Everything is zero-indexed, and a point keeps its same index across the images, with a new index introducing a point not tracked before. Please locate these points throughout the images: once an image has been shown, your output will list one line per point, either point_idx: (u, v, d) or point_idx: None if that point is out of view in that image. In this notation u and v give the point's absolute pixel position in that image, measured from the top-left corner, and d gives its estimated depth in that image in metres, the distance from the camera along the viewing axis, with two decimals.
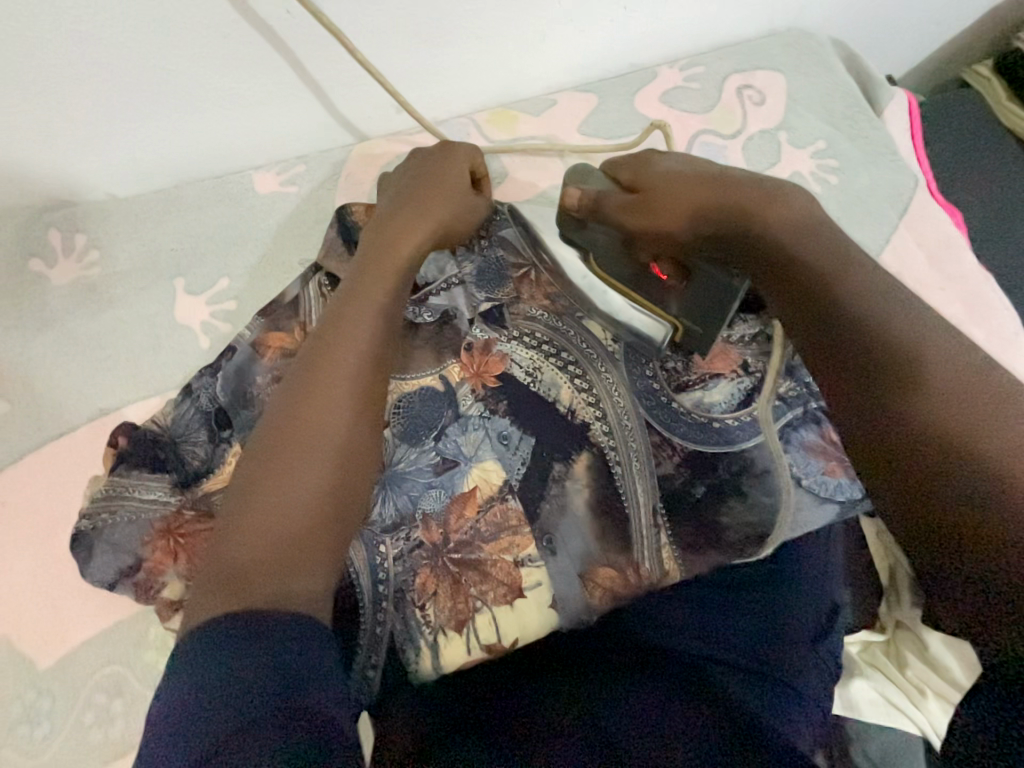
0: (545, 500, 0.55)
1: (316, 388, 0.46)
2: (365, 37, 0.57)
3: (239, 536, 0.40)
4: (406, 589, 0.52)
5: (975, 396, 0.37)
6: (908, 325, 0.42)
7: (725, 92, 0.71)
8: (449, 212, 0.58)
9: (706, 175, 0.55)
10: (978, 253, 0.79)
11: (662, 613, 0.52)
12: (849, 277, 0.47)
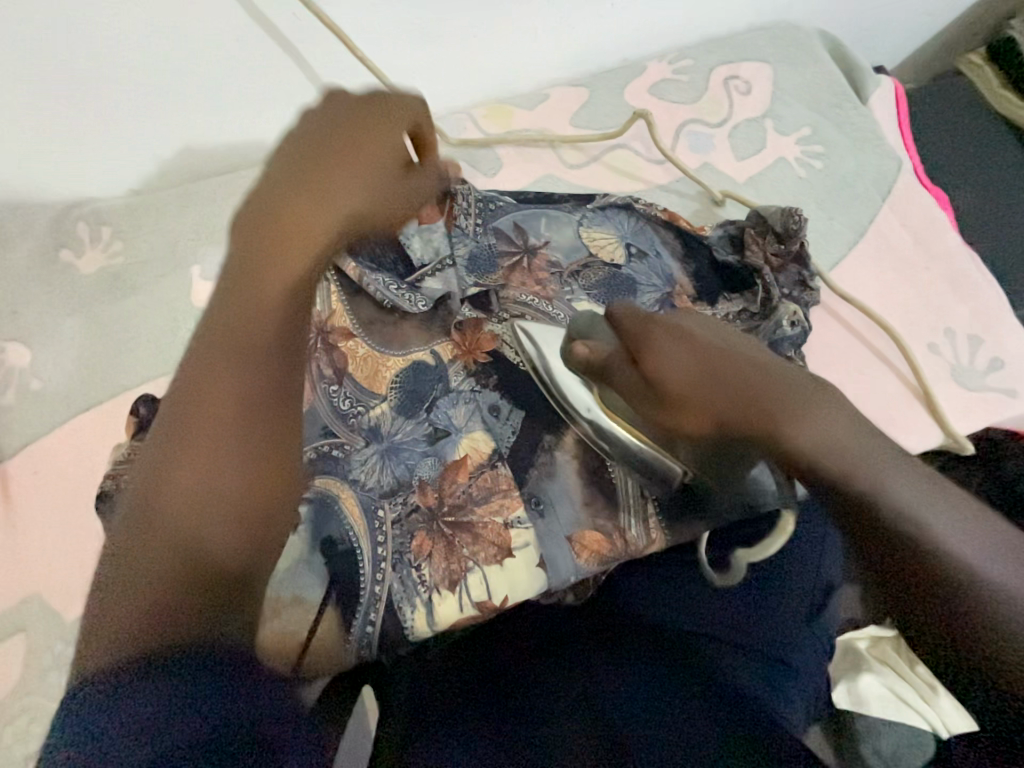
0: (533, 467, 0.57)
1: (204, 390, 0.37)
2: (366, 35, 0.61)
3: (106, 597, 0.31)
4: (403, 552, 0.55)
5: (991, 535, 0.35)
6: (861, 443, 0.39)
7: (713, 83, 0.74)
8: (369, 189, 0.44)
9: (699, 349, 0.49)
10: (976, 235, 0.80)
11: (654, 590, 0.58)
12: (815, 399, 0.42)
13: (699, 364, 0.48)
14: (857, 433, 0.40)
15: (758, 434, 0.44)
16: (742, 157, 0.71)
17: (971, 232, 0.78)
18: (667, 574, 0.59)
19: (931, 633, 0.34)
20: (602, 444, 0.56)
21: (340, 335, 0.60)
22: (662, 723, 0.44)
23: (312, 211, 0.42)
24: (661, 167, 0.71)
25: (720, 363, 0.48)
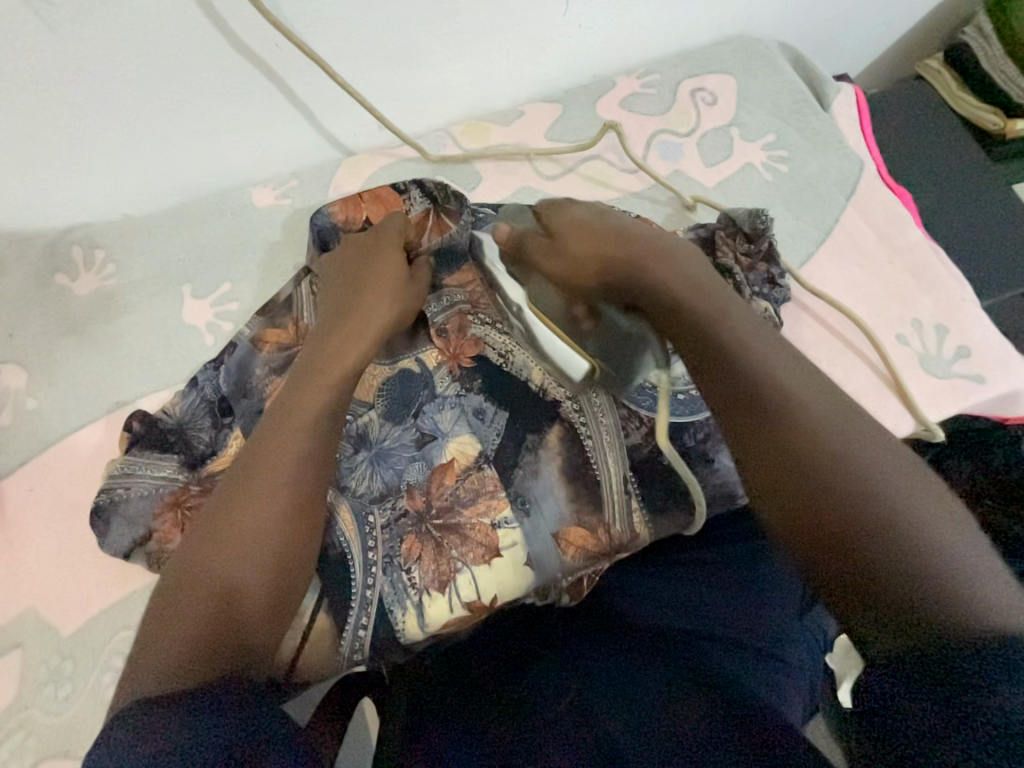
0: (519, 467, 0.59)
1: (264, 456, 0.49)
2: (347, 63, 0.64)
3: (169, 633, 0.39)
4: (393, 554, 0.56)
5: (927, 500, 0.37)
6: (823, 410, 0.42)
7: (680, 96, 0.78)
8: (388, 281, 0.61)
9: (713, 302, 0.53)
10: (947, 228, 0.82)
11: (639, 592, 0.60)
12: (791, 376, 0.45)
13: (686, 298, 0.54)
14: (811, 383, 0.45)
15: (637, 277, 0.57)
16: (711, 164, 0.74)
17: (935, 227, 0.81)
18: (652, 578, 0.61)
19: (887, 607, 0.33)
20: (548, 361, 0.60)
21: None
22: (666, 732, 0.41)
23: (360, 302, 0.60)
24: (632, 176, 0.74)
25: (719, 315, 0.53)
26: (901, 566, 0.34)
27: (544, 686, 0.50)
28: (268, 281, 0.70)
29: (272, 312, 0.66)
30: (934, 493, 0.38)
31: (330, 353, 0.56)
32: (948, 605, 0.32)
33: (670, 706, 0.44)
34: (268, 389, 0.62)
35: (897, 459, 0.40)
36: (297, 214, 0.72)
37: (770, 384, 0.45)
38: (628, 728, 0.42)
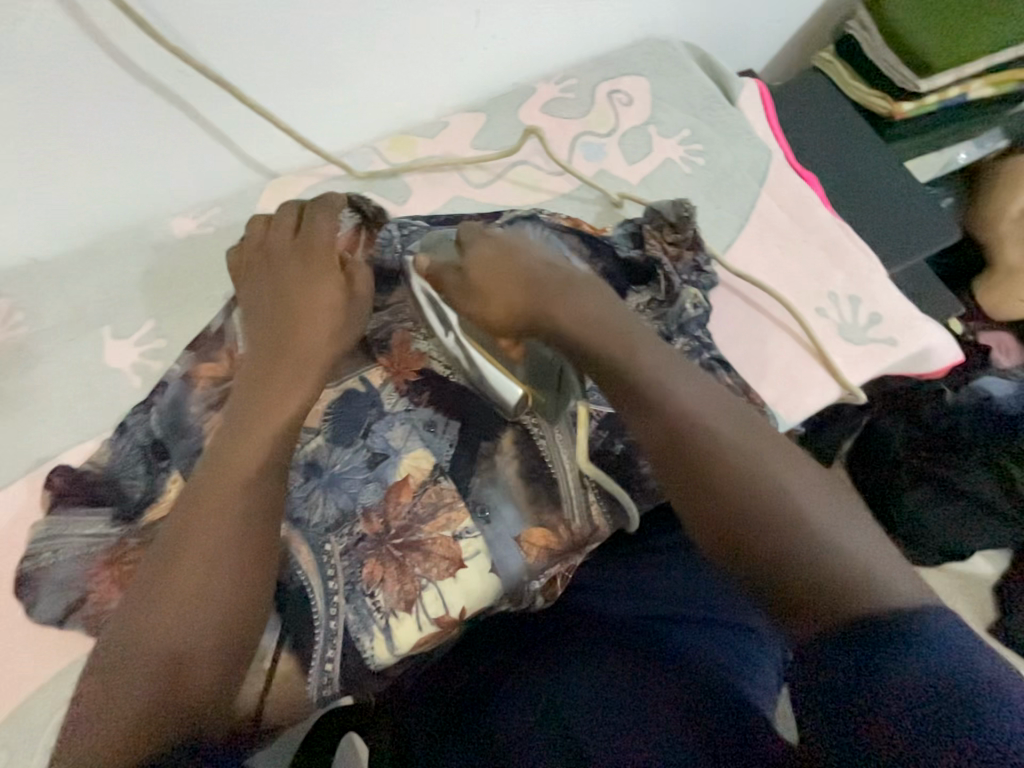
0: (475, 475, 0.59)
1: (206, 508, 0.47)
2: (257, 85, 0.63)
3: (128, 698, 0.40)
4: (355, 581, 0.54)
5: (795, 475, 0.48)
6: (713, 422, 0.51)
7: (597, 98, 0.80)
8: (325, 305, 0.60)
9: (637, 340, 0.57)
10: (854, 204, 0.88)
11: (639, 586, 0.65)
12: (693, 397, 0.53)
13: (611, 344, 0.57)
14: (704, 396, 0.53)
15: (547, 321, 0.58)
16: (633, 161, 0.77)
17: (843, 205, 0.88)
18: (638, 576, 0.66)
19: (792, 588, 0.42)
20: (489, 398, 0.60)
21: None
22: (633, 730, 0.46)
23: (297, 329, 0.58)
24: (559, 178, 0.76)
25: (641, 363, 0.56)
26: (800, 554, 0.43)
27: (519, 692, 0.53)
28: (195, 313, 0.67)
29: (204, 346, 0.63)
30: (788, 456, 0.49)
31: (266, 391, 0.54)
32: (843, 590, 0.41)
33: (641, 703, 0.49)
34: (205, 427, 0.59)
35: (768, 443, 0.50)
36: (222, 242, 0.70)
37: (677, 405, 0.52)
38: (594, 730, 0.47)
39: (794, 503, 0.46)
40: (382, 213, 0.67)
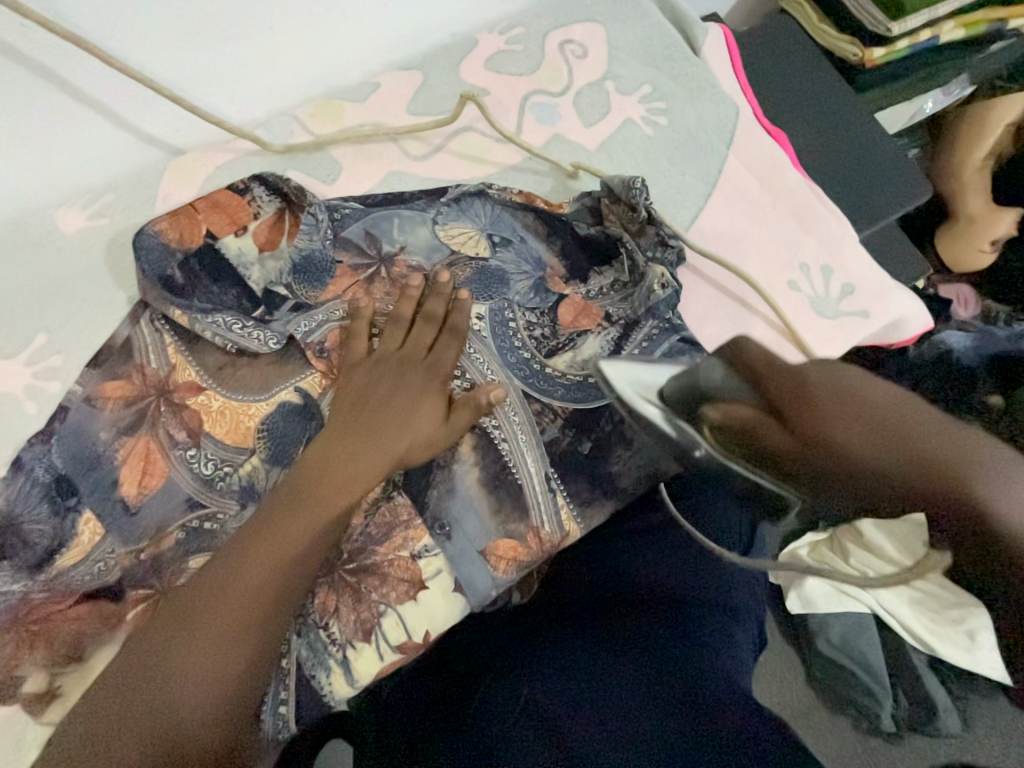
0: (432, 488, 0.54)
1: (235, 570, 0.44)
2: (129, 45, 0.52)
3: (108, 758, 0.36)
4: (307, 614, 0.50)
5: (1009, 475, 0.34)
6: (889, 431, 0.37)
7: (548, 50, 0.71)
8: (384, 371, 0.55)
9: (852, 384, 0.39)
10: (825, 163, 0.83)
11: (615, 566, 0.69)
12: (866, 406, 0.38)
13: (790, 390, 0.39)
14: (841, 417, 0.38)
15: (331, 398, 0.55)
16: (590, 123, 0.69)
17: (813, 165, 0.83)
18: (618, 557, 0.70)
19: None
20: None
21: (188, 393, 0.54)
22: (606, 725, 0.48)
23: (356, 394, 0.54)
24: (509, 146, 0.68)
25: (923, 430, 0.36)
26: None
27: (493, 694, 0.54)
28: (95, 322, 0.57)
29: (109, 362, 0.55)
30: (964, 455, 0.35)
31: (315, 456, 0.51)
32: None
33: (641, 710, 0.49)
34: (120, 456, 0.52)
35: (941, 445, 0.36)
36: (121, 235, 0.60)
37: (821, 452, 0.38)
38: (591, 748, 0.46)
39: None
40: (303, 193, 0.59)
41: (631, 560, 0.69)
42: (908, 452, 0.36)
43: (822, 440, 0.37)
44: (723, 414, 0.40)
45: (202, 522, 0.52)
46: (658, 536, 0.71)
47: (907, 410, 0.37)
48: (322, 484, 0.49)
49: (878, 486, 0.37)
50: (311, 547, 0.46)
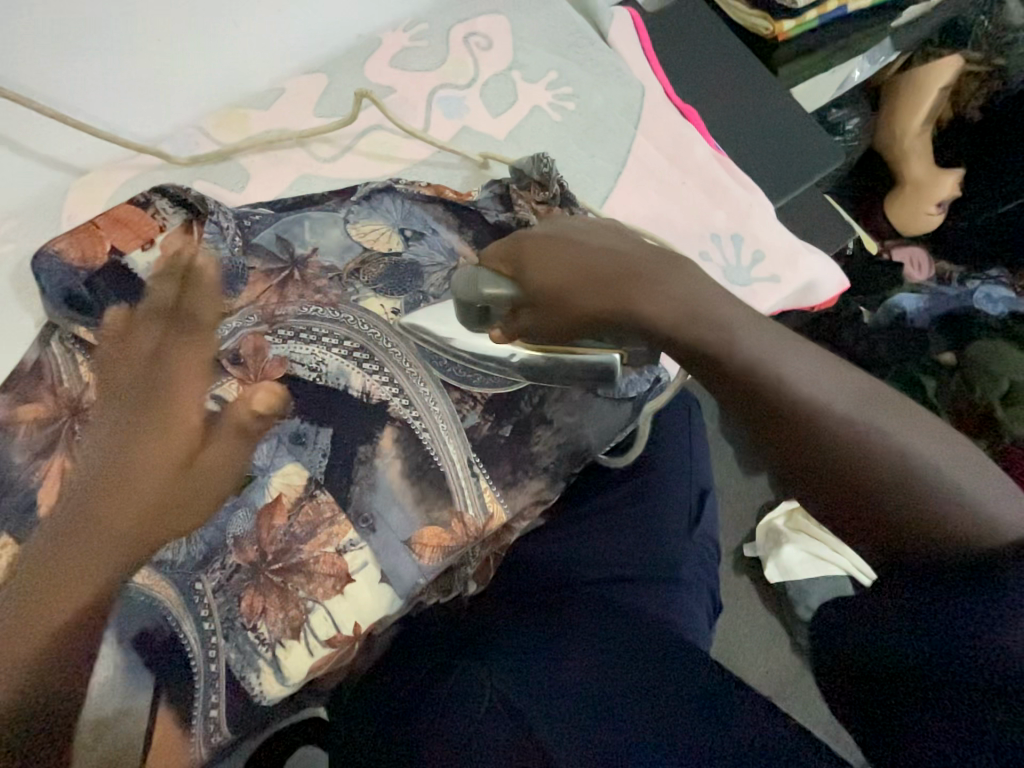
0: (354, 484, 0.54)
1: (45, 571, 0.39)
2: (8, 69, 0.51)
3: None
4: (233, 617, 0.50)
5: (873, 409, 0.38)
6: (699, 304, 0.46)
7: (452, 45, 0.72)
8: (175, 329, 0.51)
9: (576, 257, 0.51)
10: (742, 136, 0.84)
11: (571, 547, 0.69)
12: (688, 289, 0.47)
13: (528, 264, 0.52)
14: (653, 290, 0.48)
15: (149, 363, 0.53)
16: (498, 114, 0.70)
17: (730, 139, 0.84)
18: (572, 534, 0.70)
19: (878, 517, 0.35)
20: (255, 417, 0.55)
21: (102, 409, 0.54)
22: (577, 716, 0.47)
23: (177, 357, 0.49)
24: (419, 142, 0.69)
25: (647, 283, 0.48)
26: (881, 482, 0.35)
27: (460, 687, 0.55)
28: (7, 347, 0.57)
29: (21, 385, 0.55)
30: (763, 334, 0.43)
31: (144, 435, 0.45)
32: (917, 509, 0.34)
33: (604, 680, 0.51)
34: (34, 477, 0.52)
35: (744, 323, 0.45)
36: (28, 259, 0.60)
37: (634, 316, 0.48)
38: (562, 725, 0.47)
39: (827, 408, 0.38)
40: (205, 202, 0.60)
41: (589, 536, 0.69)
42: (602, 286, 0.49)
43: (576, 306, 0.51)
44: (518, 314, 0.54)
45: None
46: (610, 504, 0.71)
47: (615, 263, 0.50)
48: (100, 508, 0.41)
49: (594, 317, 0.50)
50: (138, 544, 0.41)
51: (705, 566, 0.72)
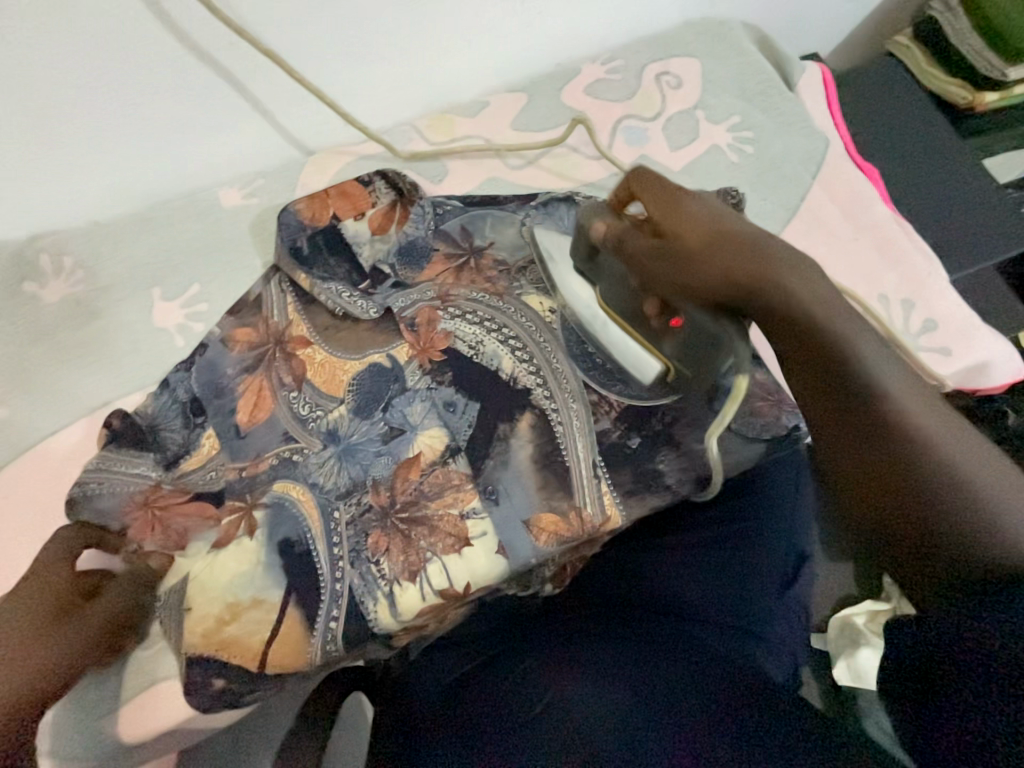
0: (489, 457, 0.59)
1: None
2: (298, 57, 0.64)
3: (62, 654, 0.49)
4: (359, 549, 0.56)
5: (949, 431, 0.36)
6: (808, 290, 0.40)
7: (644, 81, 0.78)
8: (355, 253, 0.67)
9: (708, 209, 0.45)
10: (916, 203, 0.82)
11: (650, 575, 0.65)
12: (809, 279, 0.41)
13: (667, 211, 0.46)
14: (796, 269, 0.41)
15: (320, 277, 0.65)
16: (676, 148, 0.74)
17: (904, 203, 0.82)
18: (652, 561, 0.66)
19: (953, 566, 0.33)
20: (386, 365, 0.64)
21: (300, 345, 0.64)
22: (634, 733, 0.43)
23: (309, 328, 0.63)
24: (598, 163, 0.74)
25: (784, 266, 0.41)
26: (962, 521, 0.33)
27: (520, 682, 0.53)
28: (238, 279, 0.70)
29: (243, 312, 0.66)
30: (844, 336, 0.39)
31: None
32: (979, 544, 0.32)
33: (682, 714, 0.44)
34: (239, 389, 0.63)
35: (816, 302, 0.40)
36: (266, 211, 0.73)
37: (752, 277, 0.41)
38: (611, 732, 0.43)
39: (939, 448, 0.35)
40: (415, 190, 0.69)
41: (675, 567, 0.64)
42: (749, 292, 0.42)
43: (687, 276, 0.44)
44: (603, 228, 0.53)
45: (292, 453, 0.60)
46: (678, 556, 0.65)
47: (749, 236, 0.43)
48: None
49: (700, 278, 0.44)
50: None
51: (794, 646, 0.60)
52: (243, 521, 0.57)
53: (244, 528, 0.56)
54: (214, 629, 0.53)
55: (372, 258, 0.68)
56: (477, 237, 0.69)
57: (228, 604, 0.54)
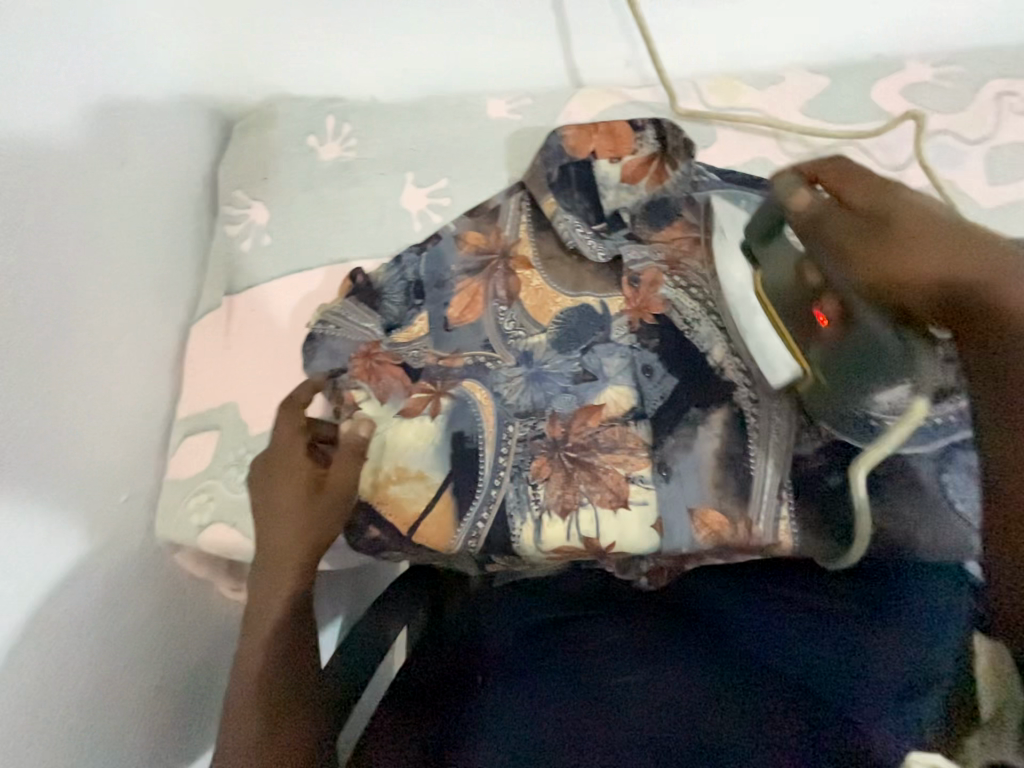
0: (672, 434, 0.57)
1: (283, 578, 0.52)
2: None
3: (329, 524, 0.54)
4: (522, 468, 0.58)
5: None
6: None
7: (980, 97, 0.66)
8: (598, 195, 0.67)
9: (929, 207, 0.41)
10: None
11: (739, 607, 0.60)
12: None
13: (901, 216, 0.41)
14: None
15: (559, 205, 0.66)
16: (993, 184, 0.63)
17: None
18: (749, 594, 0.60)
19: None
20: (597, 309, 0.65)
21: (522, 265, 0.66)
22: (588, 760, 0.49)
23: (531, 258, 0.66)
24: (892, 175, 0.66)
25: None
26: None
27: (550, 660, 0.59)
28: (482, 187, 0.73)
29: (480, 216, 0.69)
30: None
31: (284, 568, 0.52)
32: None
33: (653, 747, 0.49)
34: (458, 286, 0.66)
35: None
36: (524, 130, 0.74)
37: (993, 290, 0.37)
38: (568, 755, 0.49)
39: None
40: (686, 150, 0.65)
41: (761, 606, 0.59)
42: (981, 280, 0.37)
43: (906, 283, 0.40)
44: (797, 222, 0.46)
45: (485, 360, 0.63)
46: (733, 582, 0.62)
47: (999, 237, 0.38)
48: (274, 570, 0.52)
49: (915, 289, 0.40)
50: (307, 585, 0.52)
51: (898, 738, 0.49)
52: (430, 403, 0.61)
53: (429, 408, 0.60)
54: (381, 483, 0.59)
55: (616, 202, 0.67)
56: (731, 211, 0.64)
57: (400, 467, 0.59)
